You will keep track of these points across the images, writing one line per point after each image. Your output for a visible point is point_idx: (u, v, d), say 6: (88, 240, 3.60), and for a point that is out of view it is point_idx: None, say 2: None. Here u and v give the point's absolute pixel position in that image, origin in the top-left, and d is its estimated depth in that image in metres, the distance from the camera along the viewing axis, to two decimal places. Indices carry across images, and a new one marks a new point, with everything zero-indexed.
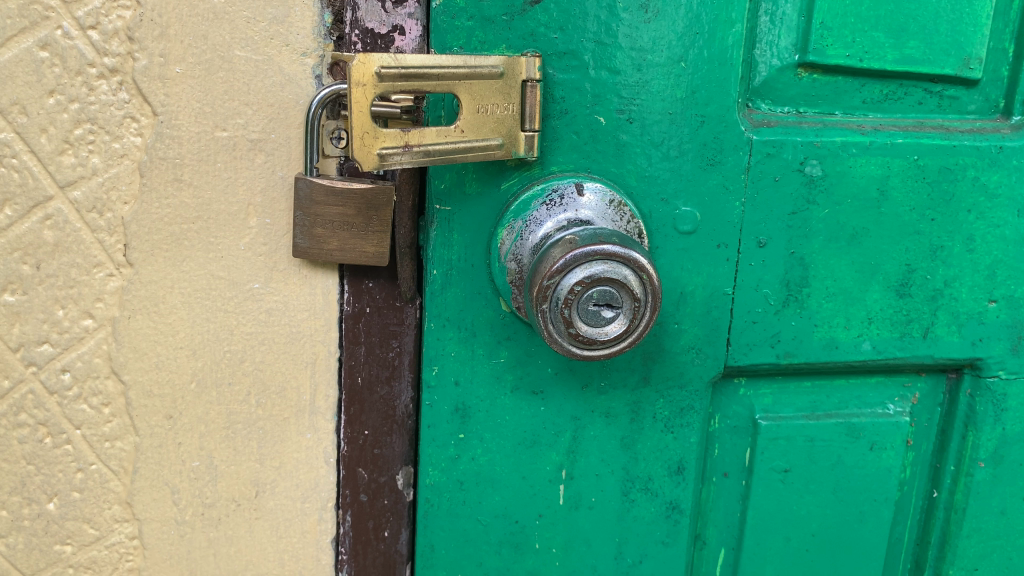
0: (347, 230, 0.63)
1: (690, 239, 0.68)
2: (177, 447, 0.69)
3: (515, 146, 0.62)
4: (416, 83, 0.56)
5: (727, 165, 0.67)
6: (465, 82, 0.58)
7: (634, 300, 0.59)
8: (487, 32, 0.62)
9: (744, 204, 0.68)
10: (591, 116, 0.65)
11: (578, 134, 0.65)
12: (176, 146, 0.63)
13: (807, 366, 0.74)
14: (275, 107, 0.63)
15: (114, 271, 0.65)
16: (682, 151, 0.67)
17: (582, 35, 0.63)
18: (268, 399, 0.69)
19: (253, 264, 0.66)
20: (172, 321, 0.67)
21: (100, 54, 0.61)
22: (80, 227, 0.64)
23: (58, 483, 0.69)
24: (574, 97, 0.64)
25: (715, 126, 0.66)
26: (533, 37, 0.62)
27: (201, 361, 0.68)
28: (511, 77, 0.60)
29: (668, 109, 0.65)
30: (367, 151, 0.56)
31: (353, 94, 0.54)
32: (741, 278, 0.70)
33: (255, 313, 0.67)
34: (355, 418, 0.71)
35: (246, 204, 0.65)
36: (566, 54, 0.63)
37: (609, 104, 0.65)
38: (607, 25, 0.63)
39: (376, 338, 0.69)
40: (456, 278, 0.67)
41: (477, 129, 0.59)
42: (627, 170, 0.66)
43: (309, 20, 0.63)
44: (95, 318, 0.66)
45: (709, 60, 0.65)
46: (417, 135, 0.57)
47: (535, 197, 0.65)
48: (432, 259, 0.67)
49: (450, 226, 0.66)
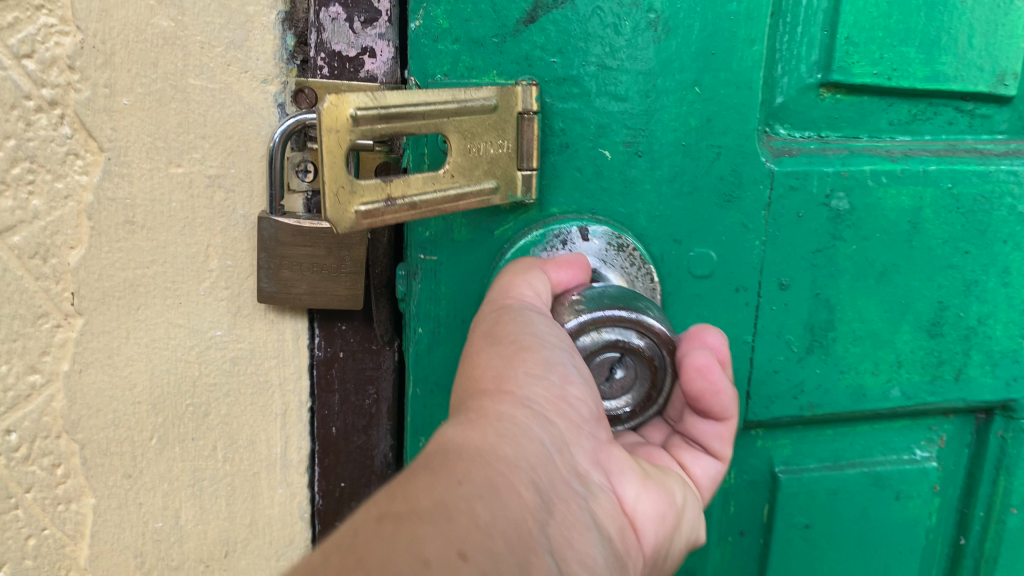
0: (317, 272, 0.59)
1: (705, 284, 0.64)
2: (138, 508, 0.64)
3: (511, 189, 0.57)
4: (398, 123, 0.49)
5: (745, 201, 0.62)
6: (453, 120, 0.51)
7: (613, 342, 0.51)
8: (475, 57, 0.56)
9: (764, 243, 0.64)
10: (595, 150, 0.59)
11: (581, 171, 0.59)
12: (127, 185, 0.57)
13: (832, 414, 0.70)
14: (235, 139, 0.58)
15: (62, 321, 0.59)
16: (694, 185, 0.61)
17: (584, 59, 0.57)
18: (235, 453, 0.64)
19: (215, 310, 0.60)
20: (128, 374, 0.61)
21: (37, 85, 0.55)
22: (22, 275, 0.58)
23: (8, 550, 0.63)
24: (575, 129, 0.58)
25: (732, 158, 0.61)
26: (528, 61, 0.56)
27: (161, 417, 0.62)
28: (504, 109, 0.54)
29: (681, 139, 0.60)
30: (344, 208, 0.48)
31: (324, 141, 0.46)
32: (761, 324, 0.65)
33: (220, 362, 0.61)
34: (330, 470, 0.66)
35: (204, 246, 0.59)
36: (566, 80, 0.57)
37: (615, 137, 0.59)
38: (609, 48, 0.57)
39: (351, 385, 0.65)
40: (444, 335, 0.61)
41: (467, 171, 0.53)
42: (636, 210, 0.61)
43: (270, 44, 0.57)
44: (41, 372, 0.60)
45: (726, 84, 0.60)
46: (401, 185, 0.51)
47: (533, 243, 0.59)
48: (416, 313, 0.61)
49: (437, 278, 0.60)
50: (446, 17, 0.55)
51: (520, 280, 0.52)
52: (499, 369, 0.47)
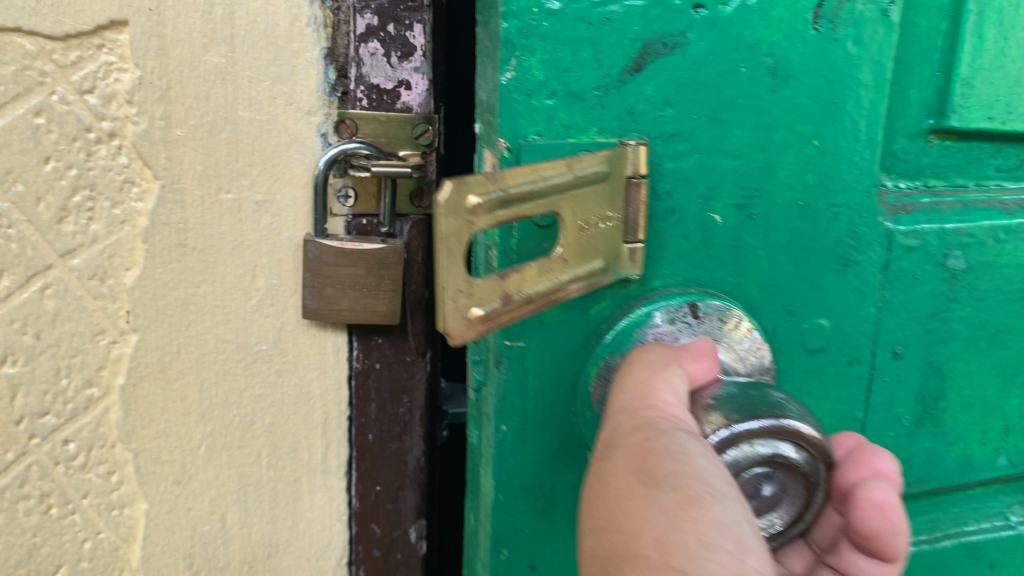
0: (358, 290, 0.63)
1: (818, 357, 0.61)
2: (188, 513, 0.67)
3: (617, 265, 0.52)
4: (515, 209, 0.41)
5: (863, 264, 0.60)
6: (567, 197, 0.45)
7: (768, 455, 0.42)
8: (572, 113, 0.51)
9: (880, 307, 0.62)
10: (704, 214, 0.55)
11: (688, 238, 0.55)
12: (180, 210, 0.61)
13: (937, 488, 0.70)
14: (281, 167, 0.62)
15: (117, 338, 0.63)
16: (799, 245, 0.58)
17: (698, 110, 0.53)
18: (278, 460, 0.68)
19: (261, 325, 0.64)
20: (180, 386, 0.65)
21: (98, 119, 0.59)
22: (81, 295, 0.62)
23: (65, 554, 0.66)
24: (682, 190, 0.54)
25: (851, 216, 0.59)
26: (633, 115, 0.52)
27: (210, 426, 0.66)
28: (614, 176, 0.49)
29: (800, 199, 0.57)
30: (457, 313, 0.41)
31: (439, 233, 0.38)
32: (873, 398, 0.64)
33: (265, 375, 0.66)
34: (367, 474, 0.70)
35: (252, 266, 0.63)
36: (674, 135, 0.53)
37: (727, 197, 0.55)
38: (715, 96, 0.53)
39: (386, 394, 0.69)
40: (532, 429, 0.56)
41: (579, 254, 0.48)
42: (749, 280, 0.58)
43: (313, 78, 0.61)
44: (98, 385, 0.64)
45: (846, 134, 0.57)
46: (517, 280, 0.44)
47: (637, 323, 0.53)
48: (500, 411, 0.55)
49: (524, 366, 0.54)
50: (541, 66, 0.50)
51: (658, 371, 0.44)
52: (658, 532, 0.36)
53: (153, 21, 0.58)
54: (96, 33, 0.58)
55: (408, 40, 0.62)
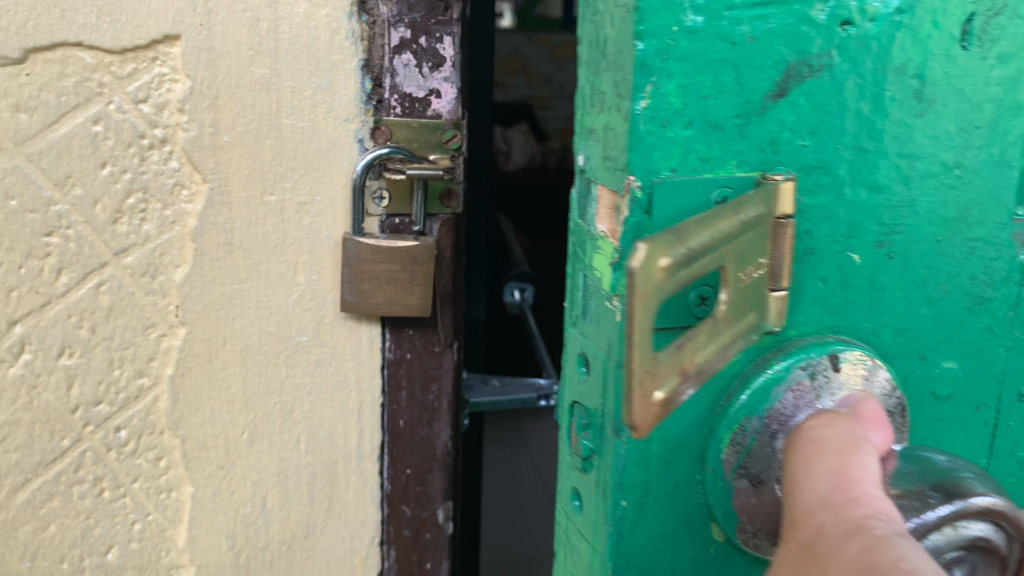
0: (392, 284, 0.68)
1: (949, 406, 0.47)
2: (231, 495, 0.72)
3: (761, 317, 0.40)
4: (696, 270, 0.33)
5: (997, 301, 0.47)
6: (729, 245, 0.36)
7: (970, 540, 0.34)
8: (710, 144, 0.39)
9: (1011, 350, 0.48)
10: (844, 253, 0.42)
11: (824, 281, 0.42)
12: (227, 211, 0.66)
13: None
14: (322, 170, 0.66)
15: (167, 331, 0.67)
16: (949, 290, 0.45)
17: (838, 138, 0.41)
18: (316, 445, 0.72)
19: (301, 318, 0.69)
20: (225, 376, 0.69)
21: (151, 126, 0.64)
22: (134, 291, 0.66)
23: (115, 535, 0.71)
24: (823, 228, 0.41)
25: (987, 252, 0.45)
26: (775, 145, 0.40)
27: (253, 414, 0.70)
28: (761, 220, 0.38)
29: (936, 235, 0.44)
30: (645, 402, 0.31)
31: (637, 322, 0.29)
32: (997, 444, 0.49)
33: (305, 364, 0.70)
34: (398, 458, 0.74)
35: (294, 263, 0.68)
36: (817, 167, 0.41)
37: (868, 234, 0.43)
38: (871, 123, 0.41)
39: (416, 383, 0.73)
40: (653, 505, 0.41)
41: (737, 313, 0.37)
42: (882, 323, 0.44)
43: (351, 87, 0.66)
44: (148, 376, 0.68)
45: (995, 162, 0.44)
46: (691, 349, 0.34)
47: (775, 381, 0.39)
48: (619, 487, 0.41)
49: (650, 431, 0.40)
50: (679, 92, 0.38)
51: (854, 456, 0.33)
52: None
53: (204, 35, 0.63)
54: (150, 46, 0.62)
55: (438, 52, 0.67)
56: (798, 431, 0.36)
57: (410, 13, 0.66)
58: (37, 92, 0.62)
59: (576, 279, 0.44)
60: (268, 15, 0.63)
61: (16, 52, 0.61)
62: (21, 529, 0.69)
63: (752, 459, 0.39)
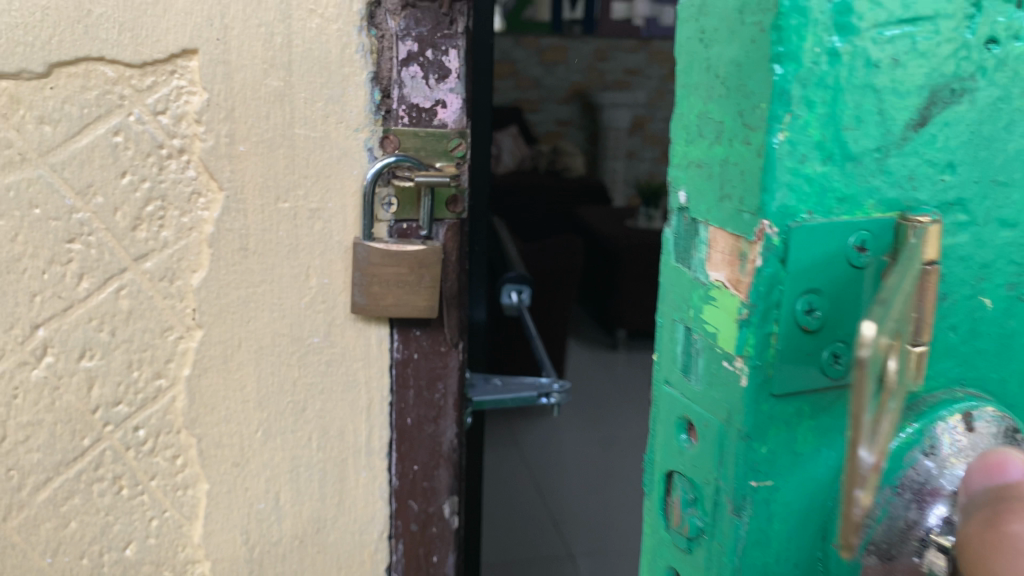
0: (401, 287, 0.70)
1: None
2: (245, 492, 0.74)
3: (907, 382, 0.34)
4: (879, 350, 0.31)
5: None
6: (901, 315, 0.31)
7: None
8: (848, 182, 0.35)
9: None
10: (974, 298, 0.40)
11: (955, 330, 0.40)
12: (242, 217, 0.68)
13: None
14: (333, 178, 0.69)
15: (184, 333, 0.70)
16: None
17: (974, 172, 0.38)
18: (328, 442, 0.75)
19: (313, 320, 0.72)
20: (240, 376, 0.72)
21: (169, 136, 0.66)
22: (152, 295, 0.69)
23: (134, 531, 0.73)
24: (956, 272, 0.39)
25: None
26: (911, 182, 0.37)
27: (266, 412, 0.73)
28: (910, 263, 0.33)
29: None
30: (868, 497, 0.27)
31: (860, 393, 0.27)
32: None
33: (316, 365, 0.73)
34: (405, 454, 0.77)
35: (306, 267, 0.70)
36: (953, 204, 0.38)
37: (999, 278, 0.40)
38: (1007, 152, 0.39)
39: (423, 381, 0.76)
40: None
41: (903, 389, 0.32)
42: (1013, 372, 0.42)
43: (361, 98, 0.69)
44: (166, 376, 0.71)
45: None
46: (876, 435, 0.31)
47: (908, 446, 0.37)
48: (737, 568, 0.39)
49: (770, 510, 0.38)
50: (818, 124, 0.35)
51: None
52: None
53: (220, 49, 0.65)
54: (169, 60, 0.65)
55: (444, 64, 0.70)
56: (963, 490, 0.31)
57: (418, 26, 0.68)
58: (61, 105, 0.65)
59: (681, 333, 0.42)
60: (282, 30, 0.66)
61: (41, 66, 0.64)
62: (42, 525, 0.72)
63: (883, 533, 0.37)
